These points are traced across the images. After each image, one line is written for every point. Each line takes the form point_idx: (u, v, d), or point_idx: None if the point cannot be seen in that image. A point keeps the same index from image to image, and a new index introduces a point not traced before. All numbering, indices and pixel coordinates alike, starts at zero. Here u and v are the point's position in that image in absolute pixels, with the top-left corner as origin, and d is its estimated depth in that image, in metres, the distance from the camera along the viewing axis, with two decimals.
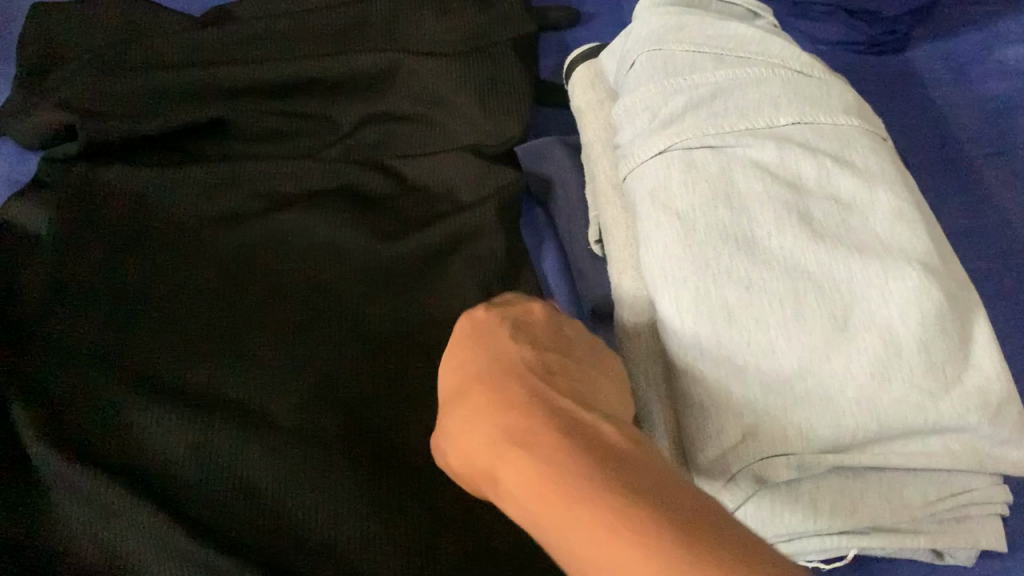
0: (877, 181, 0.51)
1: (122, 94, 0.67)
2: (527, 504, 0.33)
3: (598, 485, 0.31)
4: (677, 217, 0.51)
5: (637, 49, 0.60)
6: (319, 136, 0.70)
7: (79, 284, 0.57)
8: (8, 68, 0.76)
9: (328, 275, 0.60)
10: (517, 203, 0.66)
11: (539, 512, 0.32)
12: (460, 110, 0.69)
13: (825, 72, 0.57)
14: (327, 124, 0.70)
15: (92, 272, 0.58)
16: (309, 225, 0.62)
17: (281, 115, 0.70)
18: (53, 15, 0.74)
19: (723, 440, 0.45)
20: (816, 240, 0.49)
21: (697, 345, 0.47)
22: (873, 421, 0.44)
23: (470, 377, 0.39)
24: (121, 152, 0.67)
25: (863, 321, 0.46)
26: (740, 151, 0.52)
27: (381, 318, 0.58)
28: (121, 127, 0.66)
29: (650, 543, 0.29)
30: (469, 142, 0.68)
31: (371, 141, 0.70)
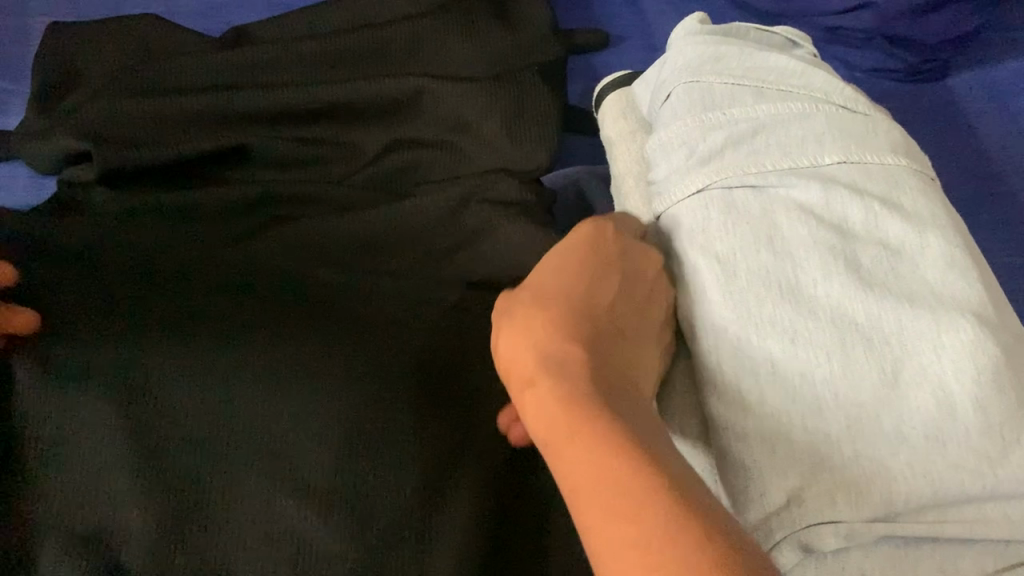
0: (928, 225, 0.49)
1: (138, 119, 0.65)
2: (583, 503, 0.34)
3: (667, 527, 0.32)
4: (716, 260, 0.48)
5: (672, 80, 0.58)
6: (340, 163, 0.68)
7: (125, 262, 0.55)
8: (25, 90, 0.75)
9: (376, 268, 0.58)
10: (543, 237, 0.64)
11: (576, 480, 0.35)
12: (485, 137, 0.67)
13: (870, 107, 0.55)
14: (348, 149, 0.68)
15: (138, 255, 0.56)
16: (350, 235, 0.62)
17: (298, 140, 0.67)
18: (70, 36, 0.72)
19: (765, 504, 0.43)
20: (864, 288, 0.46)
21: (740, 399, 0.45)
22: (926, 486, 0.42)
23: (537, 315, 0.41)
24: (140, 179, 0.65)
25: (915, 378, 0.44)
26: (782, 192, 0.50)
27: (427, 304, 0.56)
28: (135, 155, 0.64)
29: (676, 542, 0.31)
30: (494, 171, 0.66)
31: (394, 168, 0.68)
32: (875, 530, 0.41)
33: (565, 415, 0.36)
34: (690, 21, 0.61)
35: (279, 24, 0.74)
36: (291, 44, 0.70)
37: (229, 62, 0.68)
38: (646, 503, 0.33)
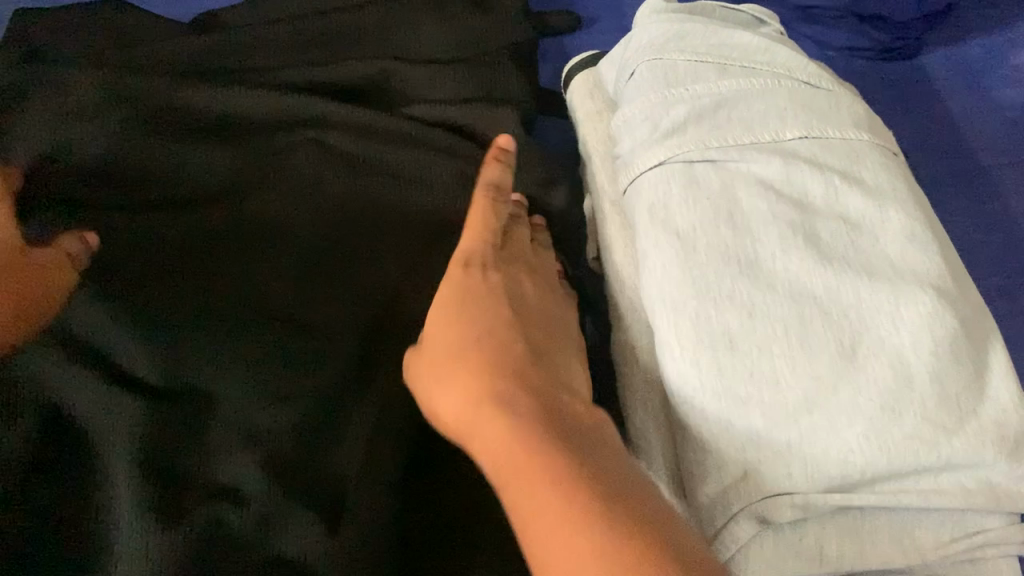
0: (888, 198, 0.49)
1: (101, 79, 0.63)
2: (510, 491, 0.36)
3: (587, 504, 0.34)
4: (676, 236, 0.48)
5: (637, 57, 0.57)
6: None
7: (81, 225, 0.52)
8: None
9: (344, 219, 0.56)
10: None
11: (505, 475, 0.36)
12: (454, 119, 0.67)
13: (834, 83, 0.55)
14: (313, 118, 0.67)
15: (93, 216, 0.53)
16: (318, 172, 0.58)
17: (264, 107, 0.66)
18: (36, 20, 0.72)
19: (723, 476, 0.43)
20: (823, 262, 0.46)
21: (696, 370, 0.45)
22: (881, 458, 0.41)
23: (459, 338, 0.43)
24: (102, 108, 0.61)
25: (872, 350, 0.44)
26: (743, 167, 0.50)
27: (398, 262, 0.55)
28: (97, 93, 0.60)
29: (602, 521, 0.33)
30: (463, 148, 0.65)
31: None
32: (830, 502, 0.42)
33: (490, 415, 0.38)
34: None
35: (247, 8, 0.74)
36: (261, 28, 0.69)
37: (197, 46, 0.68)
38: (590, 509, 0.33)
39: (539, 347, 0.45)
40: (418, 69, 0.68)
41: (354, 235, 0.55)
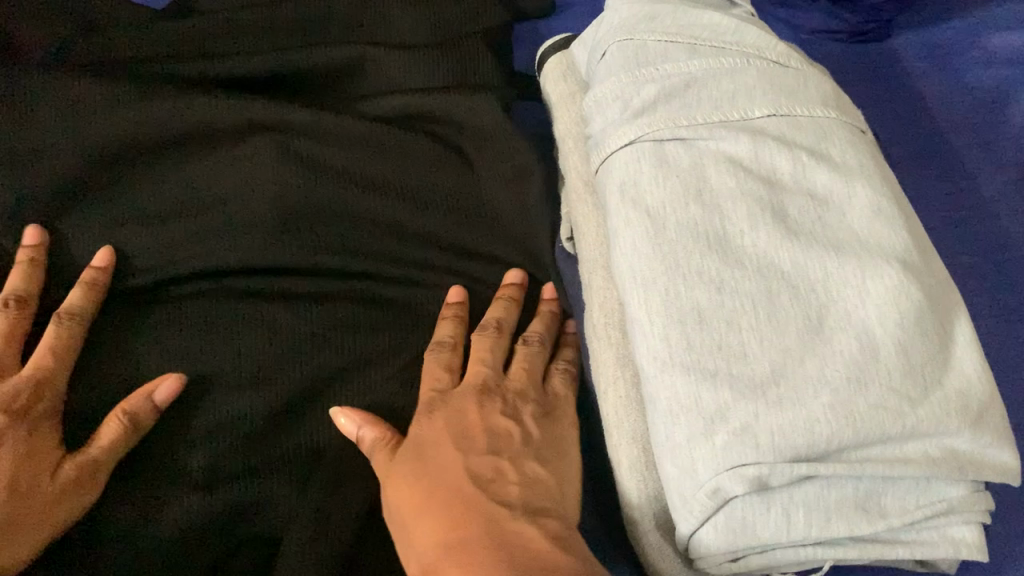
0: (855, 174, 0.49)
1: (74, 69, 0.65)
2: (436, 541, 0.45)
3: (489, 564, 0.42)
4: (646, 214, 0.49)
5: (608, 38, 0.58)
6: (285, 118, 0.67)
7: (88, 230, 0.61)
8: None
9: (299, 199, 0.60)
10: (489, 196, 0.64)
11: (435, 538, 0.45)
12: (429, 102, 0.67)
13: (804, 62, 0.55)
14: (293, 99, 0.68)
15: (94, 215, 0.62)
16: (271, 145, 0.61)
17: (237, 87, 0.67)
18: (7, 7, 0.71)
19: (692, 446, 0.43)
20: (790, 238, 0.47)
21: (667, 346, 0.45)
22: (848, 428, 0.42)
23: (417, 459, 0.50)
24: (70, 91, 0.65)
25: (838, 324, 0.45)
26: (712, 145, 0.50)
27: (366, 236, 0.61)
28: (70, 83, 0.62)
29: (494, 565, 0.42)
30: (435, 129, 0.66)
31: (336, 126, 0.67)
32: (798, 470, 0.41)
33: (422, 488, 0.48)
34: None
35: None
36: (234, 13, 0.69)
37: (171, 32, 0.68)
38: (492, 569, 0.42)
39: (502, 473, 0.49)
40: (392, 54, 0.68)
41: (316, 213, 0.60)
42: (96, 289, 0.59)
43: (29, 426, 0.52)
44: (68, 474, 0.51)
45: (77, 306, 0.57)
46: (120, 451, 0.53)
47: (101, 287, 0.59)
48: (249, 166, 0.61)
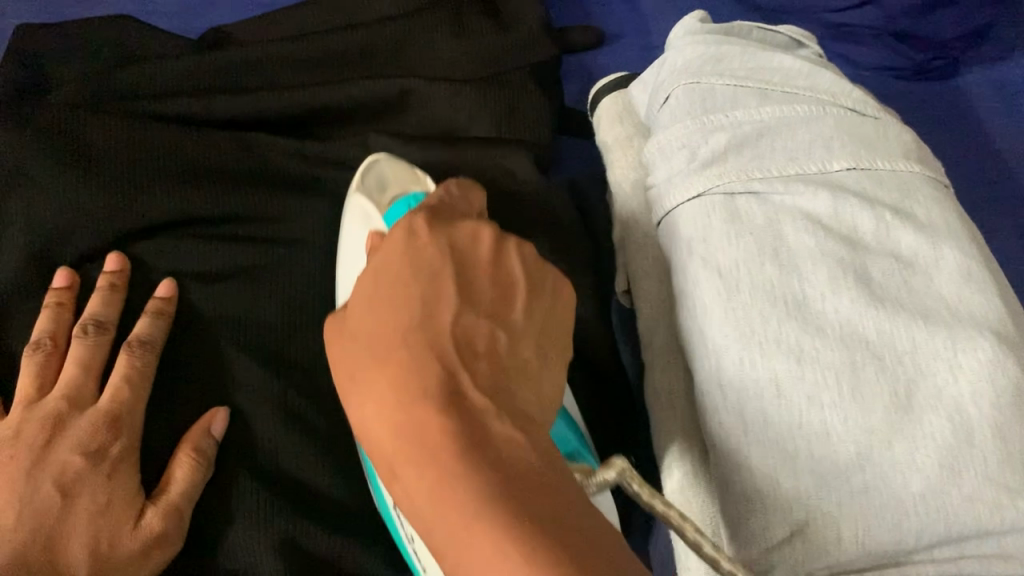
0: (941, 235, 0.46)
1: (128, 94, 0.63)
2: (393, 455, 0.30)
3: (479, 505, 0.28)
4: (718, 275, 0.45)
5: (671, 82, 0.54)
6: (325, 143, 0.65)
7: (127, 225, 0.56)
8: None
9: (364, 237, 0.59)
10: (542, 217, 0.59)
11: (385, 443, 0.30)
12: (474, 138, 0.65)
13: (881, 110, 0.52)
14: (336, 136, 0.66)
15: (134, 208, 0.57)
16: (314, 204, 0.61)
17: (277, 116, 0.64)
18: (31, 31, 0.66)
19: (768, 537, 0.41)
20: (875, 304, 0.43)
21: (741, 423, 0.42)
22: (939, 523, 0.38)
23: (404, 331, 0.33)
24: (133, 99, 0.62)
25: (929, 401, 0.41)
26: (788, 200, 0.47)
27: None
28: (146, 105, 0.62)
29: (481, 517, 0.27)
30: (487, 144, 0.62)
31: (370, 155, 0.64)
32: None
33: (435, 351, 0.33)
34: (689, 19, 0.58)
35: (262, 21, 0.70)
36: (273, 45, 0.66)
37: (213, 63, 0.65)
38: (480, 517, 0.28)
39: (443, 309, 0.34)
40: (437, 88, 0.65)
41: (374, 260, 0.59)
42: (54, 359, 0.51)
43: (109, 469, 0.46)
44: (153, 524, 0.46)
45: (47, 334, 0.52)
46: (195, 487, 0.48)
47: (62, 353, 0.52)
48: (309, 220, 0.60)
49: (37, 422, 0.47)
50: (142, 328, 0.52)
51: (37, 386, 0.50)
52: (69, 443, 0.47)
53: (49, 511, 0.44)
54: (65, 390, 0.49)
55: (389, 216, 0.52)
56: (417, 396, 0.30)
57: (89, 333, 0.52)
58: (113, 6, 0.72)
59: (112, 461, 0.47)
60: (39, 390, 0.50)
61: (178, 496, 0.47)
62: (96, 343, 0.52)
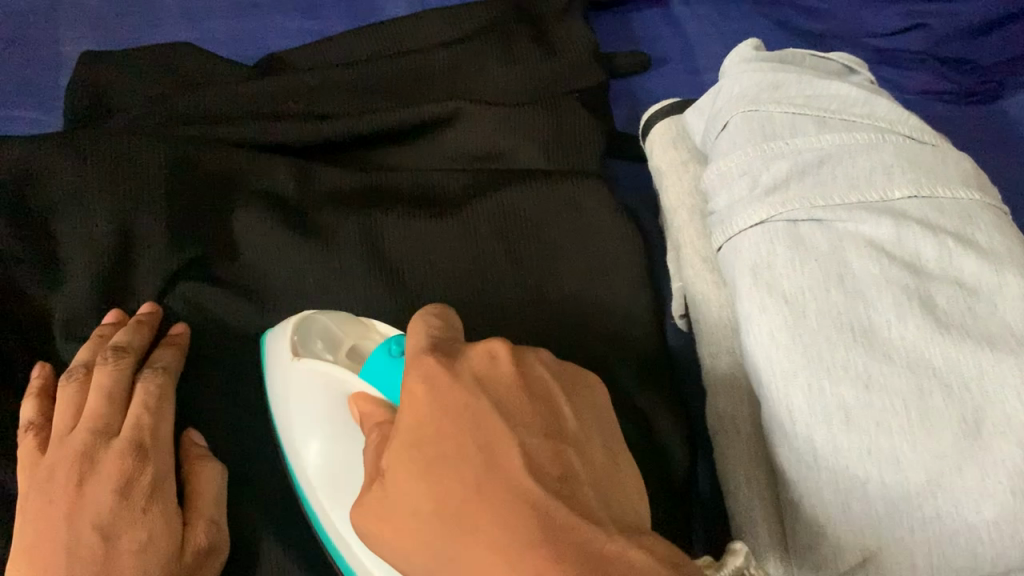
0: (1004, 262, 0.46)
1: (186, 117, 0.64)
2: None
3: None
4: (784, 301, 0.46)
5: (728, 109, 0.55)
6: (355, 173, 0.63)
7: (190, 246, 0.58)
8: (47, 104, 0.69)
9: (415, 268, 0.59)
10: (598, 241, 0.60)
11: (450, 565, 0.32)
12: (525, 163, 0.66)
13: (937, 137, 0.52)
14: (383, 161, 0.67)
15: (194, 229, 0.59)
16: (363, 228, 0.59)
17: (322, 139, 0.64)
18: (95, 58, 0.68)
19: (840, 561, 0.41)
20: (941, 330, 0.44)
21: (812, 449, 0.42)
22: (1015, 548, 0.39)
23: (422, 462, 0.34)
24: (192, 122, 0.64)
25: (999, 429, 0.41)
26: (852, 227, 0.48)
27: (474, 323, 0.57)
28: (199, 130, 0.63)
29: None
30: (539, 172, 0.63)
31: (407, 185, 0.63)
32: None
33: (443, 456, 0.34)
34: (744, 47, 0.59)
35: (317, 49, 0.72)
36: (328, 72, 0.68)
37: (269, 91, 0.66)
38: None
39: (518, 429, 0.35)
40: (489, 110, 0.66)
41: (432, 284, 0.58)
42: (79, 385, 0.50)
43: (142, 504, 0.45)
44: (200, 540, 0.46)
45: (82, 362, 0.51)
46: (217, 498, 0.48)
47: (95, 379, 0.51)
48: (349, 239, 0.59)
49: (69, 456, 0.46)
50: (165, 359, 0.52)
51: (71, 415, 0.48)
52: (101, 481, 0.45)
53: (96, 556, 0.43)
54: (93, 420, 0.47)
55: (368, 368, 0.46)
56: (493, 514, 0.32)
57: (110, 358, 0.50)
58: (173, 33, 0.74)
59: (148, 493, 0.45)
60: (72, 420, 0.48)
61: (210, 508, 0.47)
62: (118, 366, 0.50)
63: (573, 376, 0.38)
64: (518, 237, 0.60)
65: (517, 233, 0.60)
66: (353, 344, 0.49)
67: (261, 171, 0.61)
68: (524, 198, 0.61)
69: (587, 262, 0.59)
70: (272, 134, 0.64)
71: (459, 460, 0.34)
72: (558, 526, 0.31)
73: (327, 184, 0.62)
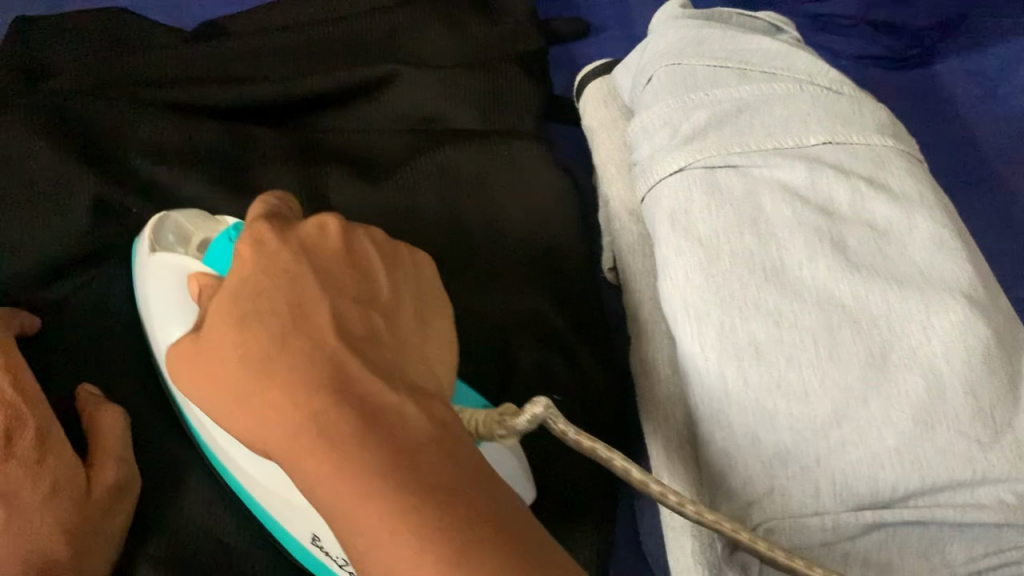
0: (914, 205, 0.48)
1: (120, 80, 0.64)
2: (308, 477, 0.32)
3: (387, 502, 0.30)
4: (699, 244, 0.47)
5: (654, 64, 0.56)
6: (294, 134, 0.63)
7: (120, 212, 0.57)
8: None
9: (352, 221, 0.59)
10: (533, 195, 0.60)
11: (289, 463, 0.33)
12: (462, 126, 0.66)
13: (856, 88, 0.53)
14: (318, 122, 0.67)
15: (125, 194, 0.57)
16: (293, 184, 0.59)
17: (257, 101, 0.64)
18: (28, 24, 0.67)
19: (749, 491, 0.42)
20: (850, 269, 0.45)
21: (724, 384, 0.43)
22: (914, 474, 0.40)
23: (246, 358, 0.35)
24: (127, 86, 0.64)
25: (904, 360, 0.43)
26: (767, 172, 0.49)
27: None
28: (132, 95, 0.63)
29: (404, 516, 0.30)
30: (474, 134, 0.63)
31: (338, 147, 0.63)
32: (895, 515, 0.40)
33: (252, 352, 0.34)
34: (671, 5, 0.60)
35: (255, 15, 0.72)
36: (265, 36, 0.68)
37: (202, 55, 0.66)
38: (430, 511, 0.30)
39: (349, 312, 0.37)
40: (426, 74, 0.66)
41: None
42: None
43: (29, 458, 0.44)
44: (108, 475, 0.46)
45: None
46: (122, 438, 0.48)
47: None
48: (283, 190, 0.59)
49: None
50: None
51: None
52: None
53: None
54: None
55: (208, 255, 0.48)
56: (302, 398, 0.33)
57: None
58: (110, 1, 0.74)
59: (35, 447, 0.44)
60: None
61: (114, 444, 0.47)
62: None
63: (397, 244, 0.41)
64: (451, 188, 0.60)
65: (449, 186, 0.60)
66: (204, 237, 0.51)
67: (191, 132, 0.60)
68: (459, 153, 0.61)
69: (521, 220, 0.60)
70: (207, 97, 0.64)
71: (281, 356, 0.34)
72: (409, 446, 0.32)
73: (260, 137, 0.61)
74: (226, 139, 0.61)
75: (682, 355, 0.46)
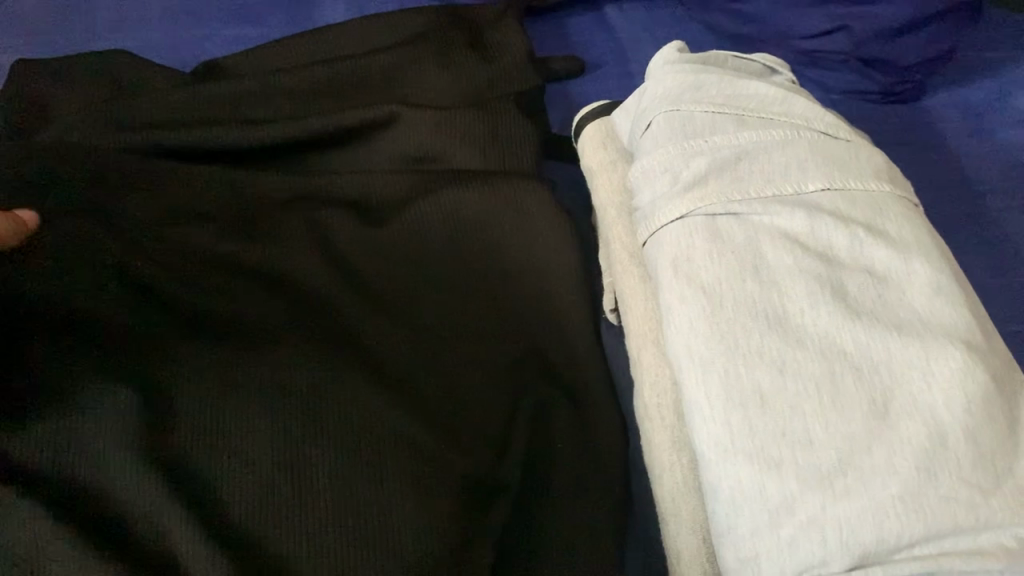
0: (912, 250, 0.49)
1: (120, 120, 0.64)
2: None
3: None
4: (702, 291, 0.48)
5: (653, 109, 0.57)
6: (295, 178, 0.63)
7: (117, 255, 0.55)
8: None
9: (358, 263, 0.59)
10: (534, 234, 0.61)
11: None
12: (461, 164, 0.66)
13: (852, 133, 0.54)
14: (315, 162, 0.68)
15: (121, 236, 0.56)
16: (294, 228, 0.59)
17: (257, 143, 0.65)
18: (29, 66, 0.68)
19: (757, 540, 0.42)
20: (852, 316, 0.46)
21: (728, 432, 0.44)
22: (920, 521, 0.40)
23: None
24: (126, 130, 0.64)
25: (906, 409, 0.43)
26: (767, 220, 0.50)
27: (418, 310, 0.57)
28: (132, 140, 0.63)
29: None
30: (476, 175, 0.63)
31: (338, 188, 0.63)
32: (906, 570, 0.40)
33: None
34: (669, 49, 0.61)
35: (255, 55, 0.73)
36: (267, 77, 0.69)
37: (203, 95, 0.67)
38: None
39: None
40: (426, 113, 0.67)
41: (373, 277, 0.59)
42: None
43: None
44: None
45: None
46: None
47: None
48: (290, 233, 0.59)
49: None
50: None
51: None
52: None
53: None
54: None
55: None
56: None
57: None
58: (111, 42, 0.74)
59: None
60: None
61: None
62: None
63: None
64: (455, 229, 0.61)
65: (452, 227, 0.61)
66: None
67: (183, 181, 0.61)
68: (461, 194, 0.62)
69: (524, 261, 0.60)
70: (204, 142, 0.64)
71: None
72: None
73: (259, 186, 0.62)
74: (225, 189, 0.61)
75: (687, 401, 0.47)
